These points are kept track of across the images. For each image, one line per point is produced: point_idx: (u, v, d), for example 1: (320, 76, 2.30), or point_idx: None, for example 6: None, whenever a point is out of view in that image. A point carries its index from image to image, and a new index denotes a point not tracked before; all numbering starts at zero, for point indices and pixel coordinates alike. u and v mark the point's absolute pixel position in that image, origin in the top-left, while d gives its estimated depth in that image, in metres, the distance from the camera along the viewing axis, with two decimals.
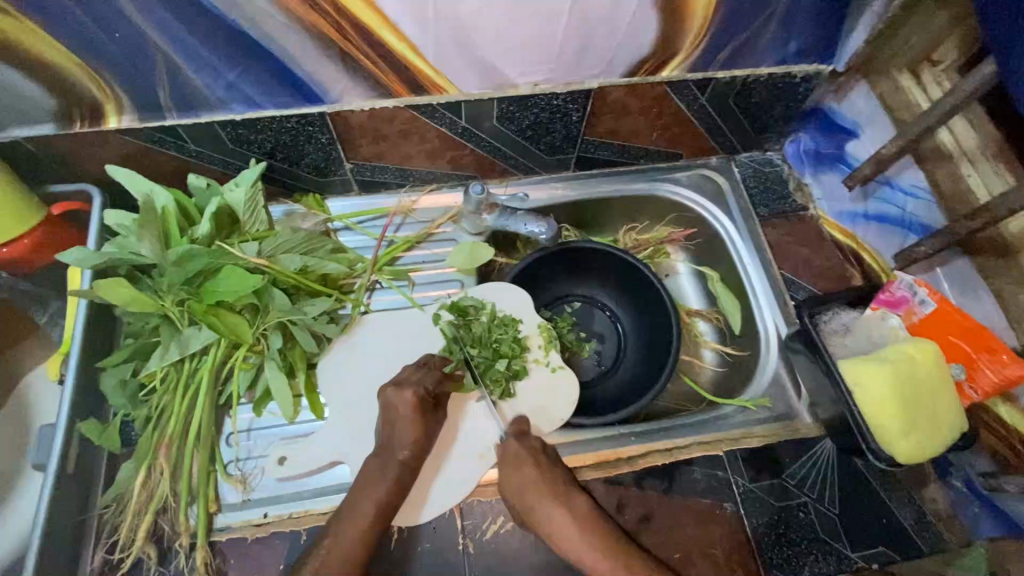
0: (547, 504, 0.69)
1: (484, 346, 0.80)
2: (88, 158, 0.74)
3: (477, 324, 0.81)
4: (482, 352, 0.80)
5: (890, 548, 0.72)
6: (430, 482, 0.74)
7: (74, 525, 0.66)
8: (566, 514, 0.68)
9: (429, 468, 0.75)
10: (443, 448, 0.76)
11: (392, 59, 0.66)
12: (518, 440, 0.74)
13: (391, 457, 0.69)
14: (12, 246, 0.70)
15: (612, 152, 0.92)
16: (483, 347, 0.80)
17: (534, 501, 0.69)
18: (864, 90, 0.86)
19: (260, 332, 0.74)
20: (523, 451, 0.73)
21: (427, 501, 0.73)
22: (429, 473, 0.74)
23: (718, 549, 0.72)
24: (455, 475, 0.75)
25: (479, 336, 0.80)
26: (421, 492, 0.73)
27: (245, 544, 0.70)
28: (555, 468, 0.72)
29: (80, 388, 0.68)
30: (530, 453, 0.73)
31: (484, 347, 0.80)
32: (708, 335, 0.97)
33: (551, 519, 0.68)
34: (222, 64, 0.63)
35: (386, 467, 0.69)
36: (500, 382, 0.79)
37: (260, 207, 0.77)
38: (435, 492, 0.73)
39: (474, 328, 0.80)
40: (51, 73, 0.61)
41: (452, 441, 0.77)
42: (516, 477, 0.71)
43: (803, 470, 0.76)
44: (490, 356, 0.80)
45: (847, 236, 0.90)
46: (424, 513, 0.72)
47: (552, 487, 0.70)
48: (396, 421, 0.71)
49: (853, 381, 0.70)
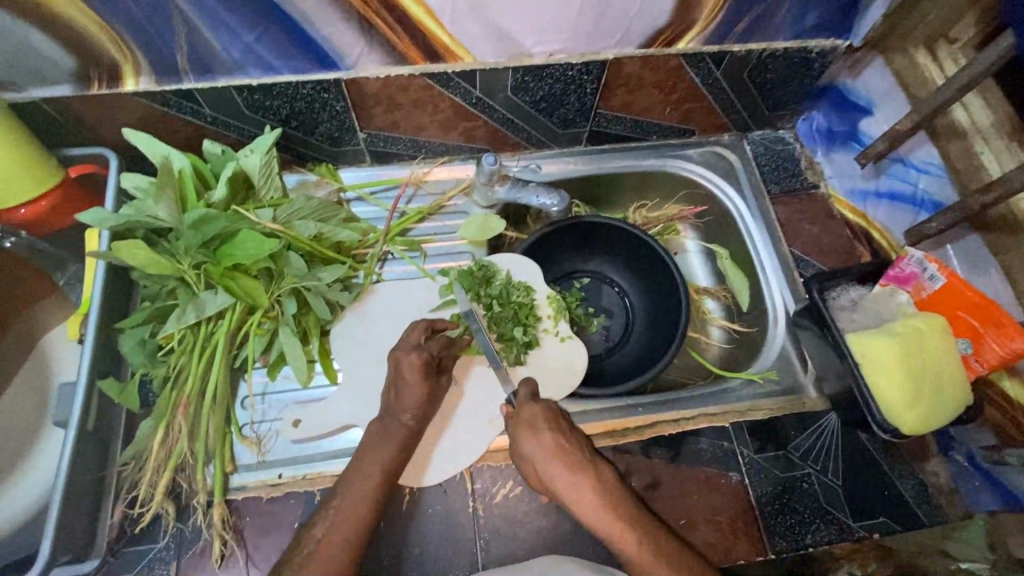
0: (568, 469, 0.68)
1: (507, 305, 0.83)
2: (104, 121, 0.74)
3: (496, 283, 0.83)
4: (504, 310, 0.82)
5: (891, 520, 0.74)
6: (433, 444, 0.75)
7: (95, 479, 0.68)
8: (587, 480, 0.67)
9: (432, 432, 0.76)
10: (446, 412, 0.78)
11: (409, 24, 0.66)
12: (536, 404, 0.74)
13: (393, 422, 0.71)
14: (31, 208, 0.71)
15: (625, 127, 0.92)
16: (505, 306, 0.82)
17: (554, 466, 0.68)
18: (879, 65, 0.87)
19: (275, 297, 0.75)
20: (541, 415, 0.72)
21: (432, 464, 0.74)
22: (434, 435, 0.76)
23: (723, 516, 0.73)
24: (458, 439, 0.76)
25: (500, 293, 0.82)
26: (425, 453, 0.75)
27: (260, 503, 0.71)
28: (573, 434, 0.72)
29: (100, 347, 0.70)
30: (547, 418, 0.72)
31: (506, 306, 0.83)
32: (716, 313, 0.98)
33: (572, 486, 0.67)
34: (240, 26, 0.63)
35: (388, 430, 0.70)
36: (517, 344, 0.82)
37: (274, 173, 0.77)
38: (439, 456, 0.75)
39: (494, 286, 0.83)
40: (71, 32, 0.61)
41: (455, 407, 0.78)
42: (536, 443, 0.70)
43: (808, 441, 0.77)
44: (511, 314, 0.82)
45: (859, 215, 0.91)
46: (428, 474, 0.73)
47: (572, 452, 0.69)
48: (402, 389, 0.73)
49: (860, 354, 0.71)
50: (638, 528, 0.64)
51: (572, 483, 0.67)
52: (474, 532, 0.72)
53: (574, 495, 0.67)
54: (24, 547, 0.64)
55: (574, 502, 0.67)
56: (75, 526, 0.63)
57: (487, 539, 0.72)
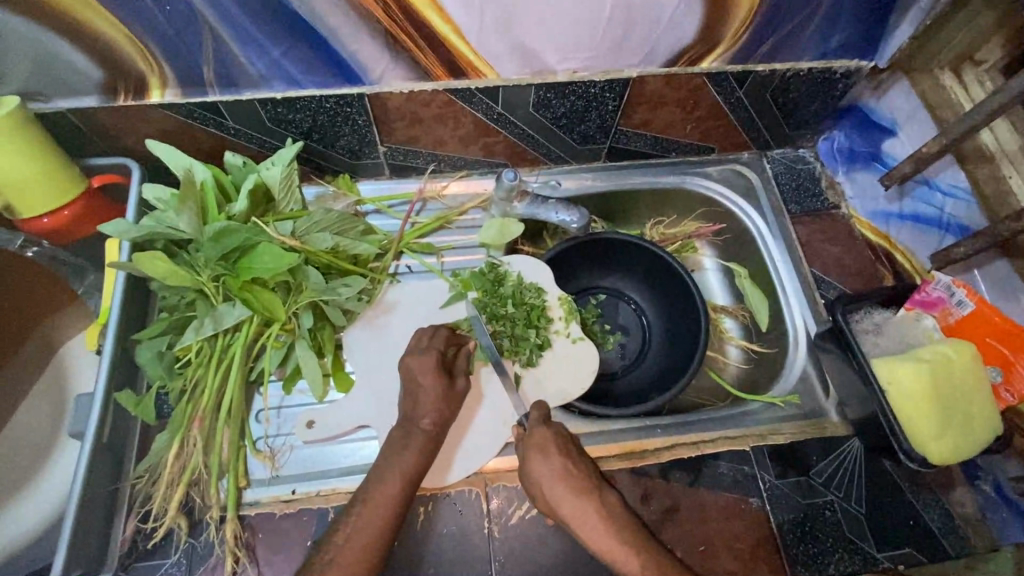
0: (558, 468, 0.67)
1: (520, 306, 0.82)
2: (128, 132, 0.75)
3: (506, 284, 0.83)
4: (518, 311, 0.81)
5: (915, 550, 0.72)
6: (455, 449, 0.75)
7: (109, 493, 0.67)
8: (573, 485, 0.66)
9: (451, 439, 0.75)
10: (465, 418, 0.77)
11: (435, 40, 0.66)
12: (545, 426, 0.71)
13: (413, 427, 0.69)
14: (53, 217, 0.71)
15: (646, 143, 0.91)
16: (518, 307, 0.81)
17: (542, 461, 0.68)
18: (904, 86, 0.85)
19: (292, 311, 0.75)
20: (545, 434, 0.70)
21: (452, 466, 0.74)
22: (455, 439, 0.76)
23: (743, 543, 0.72)
24: (477, 444, 0.76)
25: (514, 292, 0.82)
26: (445, 457, 0.74)
27: (273, 519, 0.70)
28: (555, 428, 0.71)
29: (117, 359, 0.69)
30: (554, 438, 0.70)
31: (519, 306, 0.82)
32: (734, 331, 0.96)
33: (557, 491, 0.66)
34: (268, 40, 0.63)
35: (408, 436, 0.69)
36: (531, 348, 0.81)
37: (294, 186, 0.77)
38: (462, 456, 0.75)
39: (506, 286, 0.83)
40: (100, 45, 0.62)
41: (478, 412, 0.78)
42: (536, 455, 0.68)
43: (830, 468, 0.76)
44: (523, 316, 0.81)
45: (880, 235, 0.90)
46: (450, 475, 0.73)
47: (562, 448, 0.69)
48: (415, 390, 0.72)
49: (886, 380, 0.70)
50: (596, 500, 0.65)
51: (539, 447, 0.69)
52: (489, 554, 0.71)
53: (534, 461, 0.68)
54: (38, 559, 0.64)
55: (533, 468, 0.68)
56: (87, 541, 0.63)
57: (503, 562, 0.70)
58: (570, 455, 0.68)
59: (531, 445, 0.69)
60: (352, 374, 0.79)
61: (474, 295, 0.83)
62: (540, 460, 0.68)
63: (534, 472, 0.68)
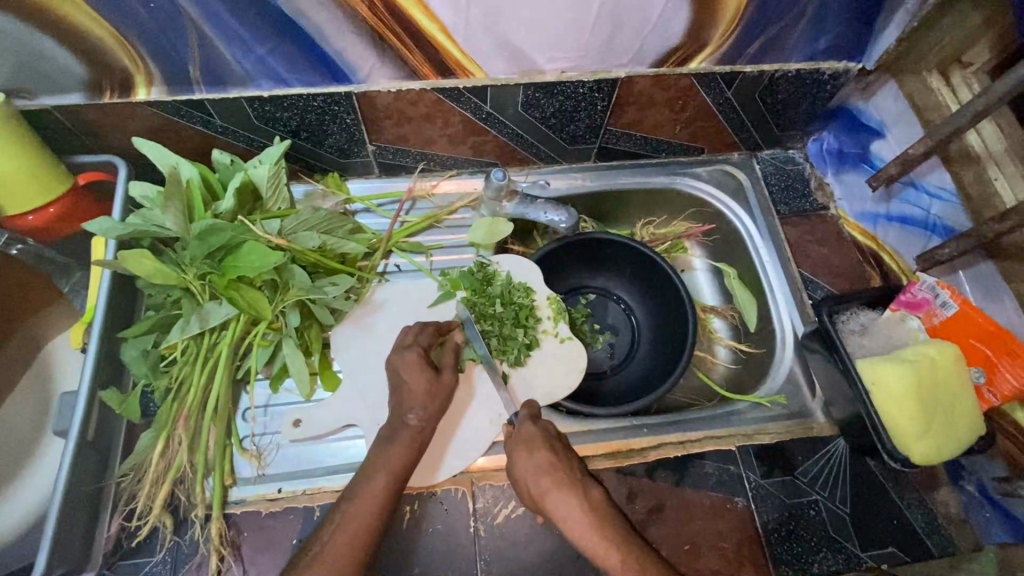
0: (545, 462, 0.67)
1: (508, 305, 0.82)
2: (115, 130, 0.75)
3: (496, 282, 0.83)
4: (506, 310, 0.82)
5: (899, 550, 0.72)
6: (442, 449, 0.75)
7: (94, 491, 0.67)
8: (559, 478, 0.66)
9: (439, 439, 0.75)
10: (455, 417, 0.77)
11: (422, 40, 0.67)
12: (533, 423, 0.71)
13: (399, 428, 0.69)
14: (39, 214, 0.72)
15: (634, 144, 0.91)
16: (507, 306, 0.82)
17: (530, 456, 0.68)
18: (891, 89, 0.85)
19: (279, 309, 0.75)
20: (535, 431, 0.70)
21: (440, 466, 0.74)
22: (443, 440, 0.76)
23: (728, 543, 0.72)
24: (466, 444, 0.76)
25: (502, 292, 0.82)
26: (434, 457, 0.75)
27: (259, 518, 0.70)
28: (543, 426, 0.72)
29: (102, 357, 0.69)
30: (542, 435, 0.70)
31: (507, 306, 0.82)
32: (722, 332, 0.96)
33: (544, 485, 0.66)
34: (254, 38, 0.63)
35: (394, 434, 0.68)
36: (520, 349, 0.81)
37: (282, 184, 0.77)
38: (449, 457, 0.75)
39: (495, 285, 0.83)
40: (84, 41, 0.62)
41: (465, 412, 0.78)
42: (524, 450, 0.69)
43: (815, 468, 0.76)
44: (512, 315, 0.82)
45: (868, 237, 0.91)
46: (438, 475, 0.74)
47: (550, 444, 0.69)
48: (402, 391, 0.71)
49: (870, 381, 0.70)
50: (582, 494, 0.65)
51: (526, 442, 0.69)
52: (474, 553, 0.71)
53: (519, 455, 0.68)
54: (21, 557, 0.64)
55: (519, 462, 0.68)
56: (71, 539, 0.63)
57: (488, 561, 0.71)
58: (557, 451, 0.69)
59: (518, 440, 0.70)
60: (338, 372, 0.79)
61: (463, 293, 0.83)
62: (526, 454, 0.68)
63: (519, 466, 0.68)
